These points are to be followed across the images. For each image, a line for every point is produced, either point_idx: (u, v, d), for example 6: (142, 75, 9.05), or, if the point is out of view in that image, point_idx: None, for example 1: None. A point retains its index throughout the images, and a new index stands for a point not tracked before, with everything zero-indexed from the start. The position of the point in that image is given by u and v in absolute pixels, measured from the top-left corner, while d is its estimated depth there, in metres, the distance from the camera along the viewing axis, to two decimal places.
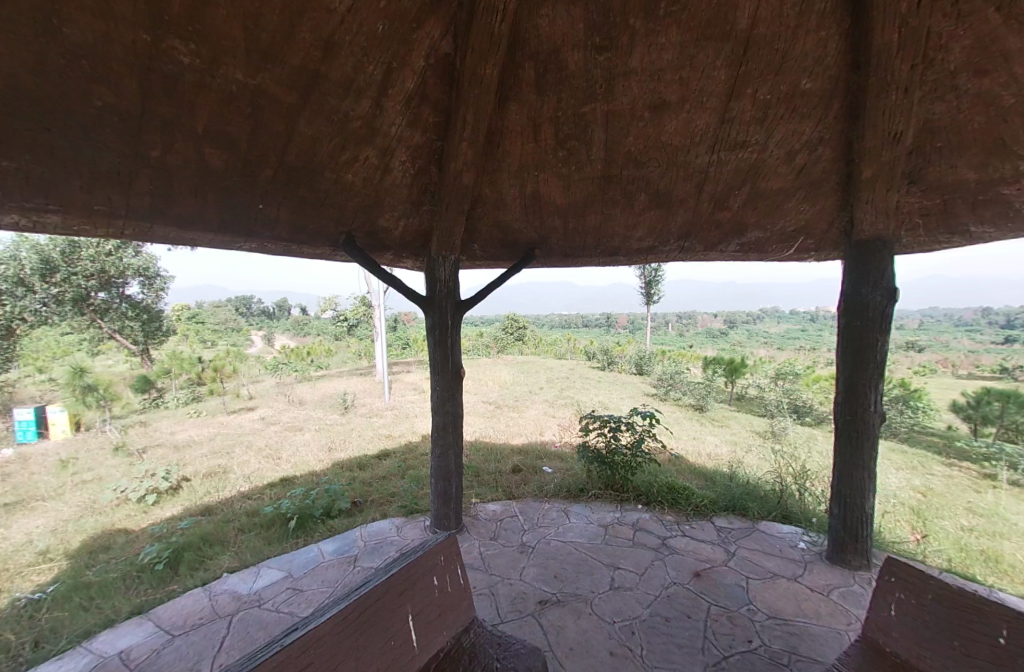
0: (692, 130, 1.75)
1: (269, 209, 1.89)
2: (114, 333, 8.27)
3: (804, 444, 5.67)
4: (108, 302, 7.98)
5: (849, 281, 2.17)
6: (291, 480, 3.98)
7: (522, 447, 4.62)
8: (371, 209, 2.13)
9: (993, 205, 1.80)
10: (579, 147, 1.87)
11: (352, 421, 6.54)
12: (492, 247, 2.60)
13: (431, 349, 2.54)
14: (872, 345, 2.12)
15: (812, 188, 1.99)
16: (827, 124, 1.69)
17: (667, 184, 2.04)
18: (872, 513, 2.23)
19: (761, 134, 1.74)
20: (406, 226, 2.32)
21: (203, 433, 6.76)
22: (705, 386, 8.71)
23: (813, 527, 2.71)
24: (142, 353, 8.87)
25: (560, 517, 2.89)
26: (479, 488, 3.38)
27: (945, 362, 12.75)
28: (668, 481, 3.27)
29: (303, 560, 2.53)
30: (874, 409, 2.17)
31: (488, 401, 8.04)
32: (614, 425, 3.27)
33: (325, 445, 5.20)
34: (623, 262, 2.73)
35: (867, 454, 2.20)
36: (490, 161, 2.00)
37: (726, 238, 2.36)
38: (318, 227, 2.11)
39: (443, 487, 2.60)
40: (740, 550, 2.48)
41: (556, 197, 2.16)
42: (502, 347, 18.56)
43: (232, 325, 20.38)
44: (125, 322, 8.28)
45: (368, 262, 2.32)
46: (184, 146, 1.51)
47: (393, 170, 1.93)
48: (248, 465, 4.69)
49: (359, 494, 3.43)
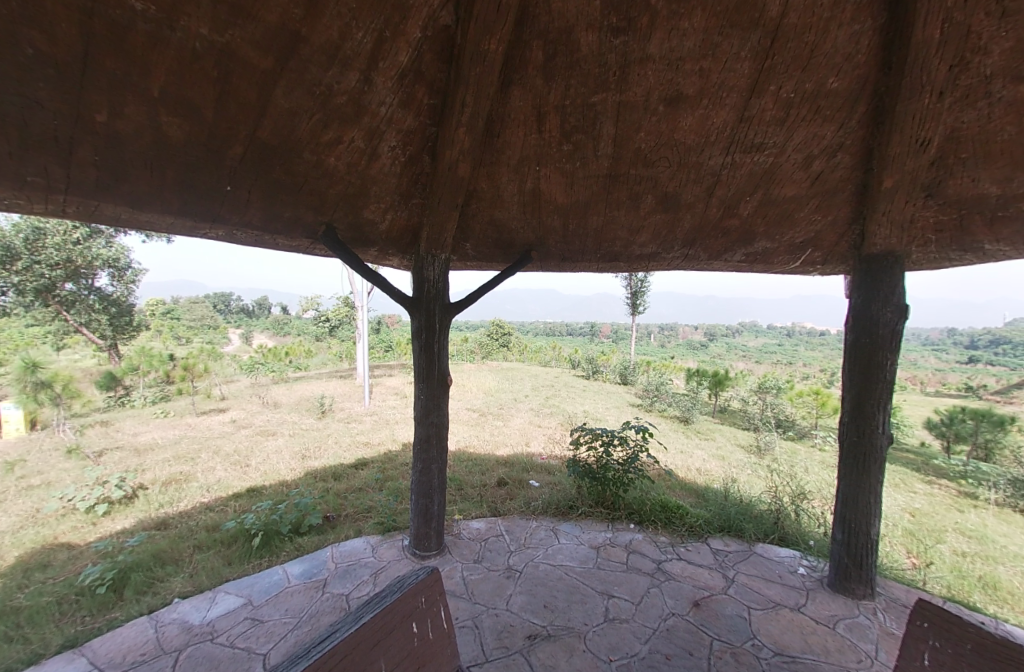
0: (708, 128, 1.64)
1: (239, 192, 1.68)
2: (79, 326, 7.79)
3: (789, 459, 5.65)
4: (76, 293, 7.51)
5: (858, 298, 2.09)
6: (259, 490, 3.68)
7: (508, 458, 4.43)
8: (355, 199, 1.94)
9: (1013, 222, 1.74)
10: (585, 141, 1.73)
11: (329, 427, 6.24)
12: (486, 247, 2.43)
13: (416, 354, 2.35)
14: (881, 364, 2.04)
15: (826, 197, 1.90)
16: (850, 128, 1.60)
17: (675, 187, 1.92)
18: (877, 539, 2.14)
19: (779, 136, 1.64)
20: (394, 219, 2.13)
21: (168, 436, 6.35)
22: (690, 397, 8.69)
23: (812, 551, 2.60)
24: (110, 347, 8.32)
25: (549, 537, 2.71)
26: (462, 503, 3.17)
27: (914, 379, 13.16)
28: (661, 498, 3.14)
29: (266, 584, 2.28)
30: (882, 430, 2.08)
31: (471, 409, 7.82)
32: (606, 439, 3.12)
33: (299, 451, 4.90)
34: (623, 268, 2.60)
35: (873, 478, 2.11)
36: (488, 153, 1.84)
37: (732, 247, 2.26)
38: (296, 216, 1.91)
39: (424, 504, 2.39)
40: (739, 576, 2.35)
41: (557, 195, 2.02)
42: (486, 353, 18.35)
43: (209, 322, 19.69)
44: (93, 315, 7.82)
45: (350, 257, 2.12)
46: (136, 111, 1.31)
47: (382, 156, 1.75)
48: (213, 473, 4.37)
49: (332, 508, 3.18)
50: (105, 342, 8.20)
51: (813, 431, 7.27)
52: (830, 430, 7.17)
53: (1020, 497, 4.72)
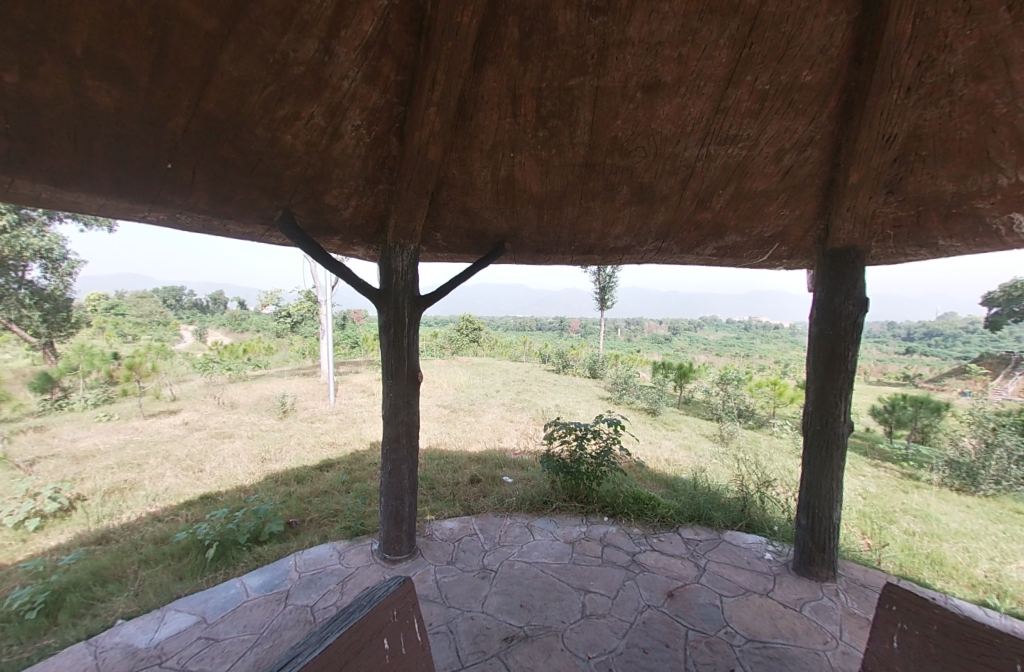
0: (684, 118, 1.62)
1: (182, 171, 1.48)
2: (8, 323, 7.14)
3: (751, 447, 5.91)
4: (6, 288, 6.78)
5: (823, 291, 2.18)
6: (214, 497, 3.43)
7: (480, 455, 4.36)
8: (315, 183, 1.77)
9: (965, 219, 1.85)
10: (561, 127, 1.66)
11: (292, 427, 5.93)
12: (457, 237, 2.33)
13: (384, 351, 2.22)
14: (843, 354, 2.14)
15: (795, 192, 1.94)
16: (820, 123, 1.63)
17: (651, 178, 1.89)
18: (837, 523, 2.24)
19: (754, 128, 1.64)
20: (358, 206, 1.98)
21: (111, 441, 5.84)
22: (657, 390, 8.91)
23: (777, 536, 2.70)
24: (46, 346, 7.80)
25: (524, 534, 2.67)
26: (434, 503, 3.08)
27: (858, 370, 14.13)
28: (633, 490, 3.17)
29: (222, 599, 2.10)
30: (843, 418, 2.18)
31: (442, 405, 7.68)
32: (580, 432, 3.10)
33: (258, 454, 4.62)
34: (597, 261, 2.57)
35: (834, 464, 2.20)
36: (460, 136, 1.74)
37: (703, 241, 2.27)
38: (248, 200, 1.71)
39: (394, 507, 2.29)
40: (710, 564, 2.40)
41: (532, 184, 1.95)
42: (457, 349, 18.10)
43: (158, 317, 18.37)
44: (24, 311, 7.17)
45: (310, 245, 1.96)
46: (53, 70, 1.11)
47: (345, 136, 1.61)
48: (163, 479, 4.03)
49: (295, 514, 2.99)
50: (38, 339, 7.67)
51: (771, 420, 7.63)
52: (787, 419, 7.55)
53: (954, 476, 5.14)
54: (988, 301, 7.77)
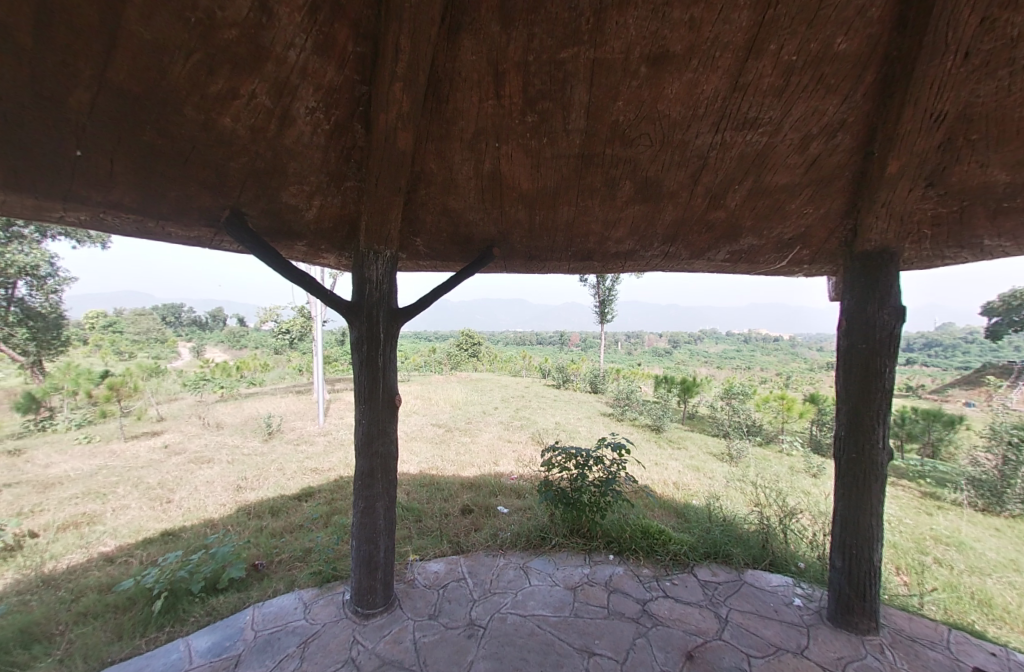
0: (696, 98, 1.39)
1: (98, 161, 1.24)
2: None
3: (761, 466, 5.59)
4: None
5: (853, 299, 1.93)
6: (177, 533, 3.10)
7: (474, 481, 4.03)
8: (268, 178, 1.52)
9: (1017, 215, 1.63)
10: (553, 111, 1.43)
11: (276, 450, 5.60)
12: (440, 242, 2.08)
13: (357, 371, 1.94)
14: (880, 371, 1.87)
15: (821, 186, 1.70)
16: (854, 103, 1.41)
17: (657, 171, 1.65)
18: (879, 566, 1.94)
19: (776, 109, 1.42)
20: (324, 206, 1.73)
21: (86, 465, 5.52)
22: (660, 406, 8.60)
23: (805, 576, 2.38)
24: (32, 364, 7.69)
25: (519, 578, 2.34)
26: (419, 540, 2.75)
27: None
28: (641, 522, 2.84)
29: (159, 666, 1.76)
30: (882, 445, 1.90)
31: (437, 424, 7.34)
32: (581, 460, 2.79)
33: (235, 481, 4.29)
34: (596, 268, 2.31)
35: (873, 497, 1.92)
36: (436, 123, 1.50)
37: (716, 244, 2.02)
38: (187, 198, 1.46)
39: (367, 553, 1.97)
40: (732, 613, 2.08)
41: (521, 180, 1.70)
42: (455, 364, 17.81)
43: (155, 333, 18.14)
44: (8, 329, 6.93)
45: (266, 252, 1.69)
46: None
47: (298, 122, 1.36)
48: (126, 512, 3.69)
49: (262, 554, 2.66)
50: (26, 357, 7.53)
51: (779, 436, 7.27)
52: (796, 434, 7.22)
53: (978, 495, 4.80)
54: (990, 310, 7.50)
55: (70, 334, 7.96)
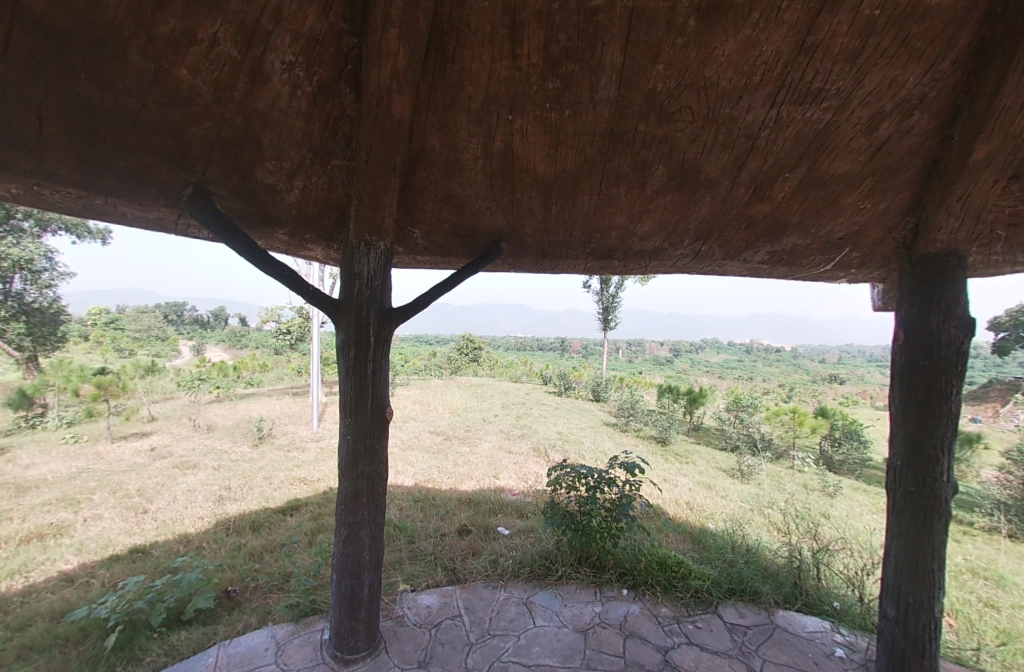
0: (751, 63, 1.15)
1: (23, 115, 1.04)
2: None
3: (774, 484, 5.32)
4: None
5: (913, 309, 1.68)
6: (147, 550, 2.83)
7: (472, 497, 3.76)
8: (239, 150, 1.29)
9: None
10: (579, 76, 1.19)
11: (266, 456, 5.32)
12: (441, 235, 1.84)
13: (344, 379, 1.69)
14: (945, 392, 1.62)
15: (885, 178, 1.46)
16: (940, 73, 1.17)
17: (696, 154, 1.41)
18: (940, 618, 1.68)
19: (846, 78, 1.18)
20: (307, 188, 1.49)
21: (69, 467, 5.27)
22: (665, 417, 8.34)
23: (845, 620, 2.11)
24: (28, 360, 7.49)
25: (522, 616, 2.08)
26: (411, 566, 2.49)
27: (866, 397, 13.76)
28: (657, 550, 2.57)
29: None
30: (946, 478, 1.65)
31: (435, 432, 7.06)
32: (593, 482, 2.52)
33: (219, 491, 4.02)
34: (615, 267, 2.06)
35: (936, 539, 1.66)
36: (439, 88, 1.27)
37: (755, 243, 1.78)
38: (141, 169, 1.24)
39: (349, 589, 1.70)
40: (767, 667, 1.81)
41: (537, 162, 1.46)
42: (455, 368, 17.54)
43: (156, 330, 17.96)
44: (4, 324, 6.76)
45: (236, 237, 1.43)
46: None
47: (273, 80, 1.13)
48: (98, 523, 3.42)
49: (237, 579, 2.40)
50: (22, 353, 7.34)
51: (790, 452, 6.99)
52: (808, 451, 6.94)
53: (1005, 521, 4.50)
54: (996, 325, 7.05)
55: (67, 330, 7.75)
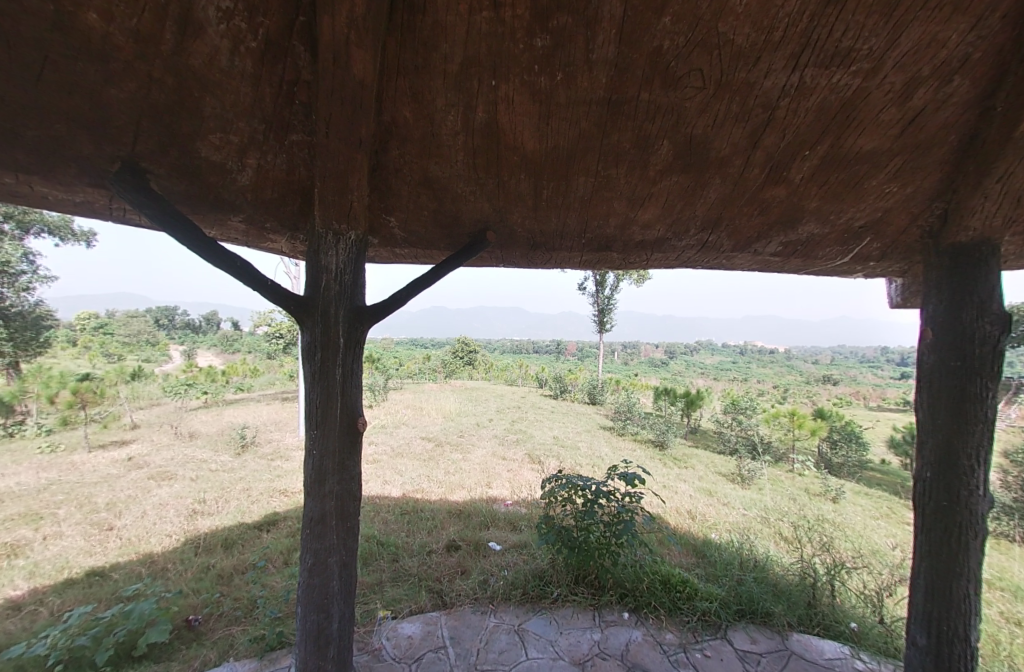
0: (773, 16, 0.98)
1: None
2: None
3: (774, 489, 5.17)
4: None
5: (942, 304, 1.51)
6: (106, 573, 2.61)
7: (462, 509, 3.55)
8: (176, 119, 1.10)
9: None
10: (573, 31, 1.02)
11: (248, 466, 5.09)
12: (421, 225, 1.66)
13: (311, 387, 1.49)
14: (981, 397, 1.46)
15: (914, 156, 1.30)
16: (989, 28, 1.01)
17: (706, 128, 1.24)
18: (977, 647, 1.51)
19: (880, 36, 1.02)
20: (264, 168, 1.31)
21: (39, 478, 5.00)
22: (662, 420, 8.19)
23: (865, 645, 1.93)
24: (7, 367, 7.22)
25: (513, 647, 1.89)
26: (393, 589, 2.29)
27: (859, 398, 13.73)
28: (660, 567, 2.38)
29: None
30: (981, 492, 1.48)
31: (427, 438, 6.85)
32: (590, 495, 2.32)
33: (194, 503, 3.80)
34: (614, 259, 1.89)
35: (971, 557, 1.49)
36: (409, 47, 1.09)
37: (768, 233, 1.62)
38: (56, 139, 1.05)
39: (316, 624, 1.50)
40: None
41: (526, 139, 1.29)
42: (449, 371, 17.33)
43: (148, 336, 17.68)
44: None
45: (177, 224, 1.24)
46: None
47: (208, 32, 0.95)
48: (60, 541, 3.18)
49: (200, 607, 2.18)
50: None
51: (790, 455, 6.85)
52: (807, 453, 6.81)
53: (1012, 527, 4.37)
54: None
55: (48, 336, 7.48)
